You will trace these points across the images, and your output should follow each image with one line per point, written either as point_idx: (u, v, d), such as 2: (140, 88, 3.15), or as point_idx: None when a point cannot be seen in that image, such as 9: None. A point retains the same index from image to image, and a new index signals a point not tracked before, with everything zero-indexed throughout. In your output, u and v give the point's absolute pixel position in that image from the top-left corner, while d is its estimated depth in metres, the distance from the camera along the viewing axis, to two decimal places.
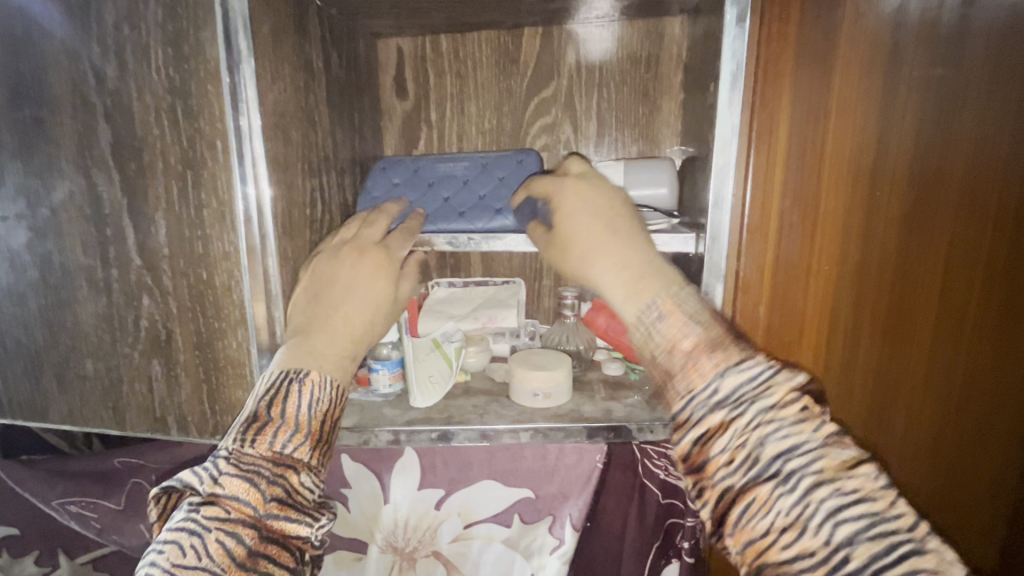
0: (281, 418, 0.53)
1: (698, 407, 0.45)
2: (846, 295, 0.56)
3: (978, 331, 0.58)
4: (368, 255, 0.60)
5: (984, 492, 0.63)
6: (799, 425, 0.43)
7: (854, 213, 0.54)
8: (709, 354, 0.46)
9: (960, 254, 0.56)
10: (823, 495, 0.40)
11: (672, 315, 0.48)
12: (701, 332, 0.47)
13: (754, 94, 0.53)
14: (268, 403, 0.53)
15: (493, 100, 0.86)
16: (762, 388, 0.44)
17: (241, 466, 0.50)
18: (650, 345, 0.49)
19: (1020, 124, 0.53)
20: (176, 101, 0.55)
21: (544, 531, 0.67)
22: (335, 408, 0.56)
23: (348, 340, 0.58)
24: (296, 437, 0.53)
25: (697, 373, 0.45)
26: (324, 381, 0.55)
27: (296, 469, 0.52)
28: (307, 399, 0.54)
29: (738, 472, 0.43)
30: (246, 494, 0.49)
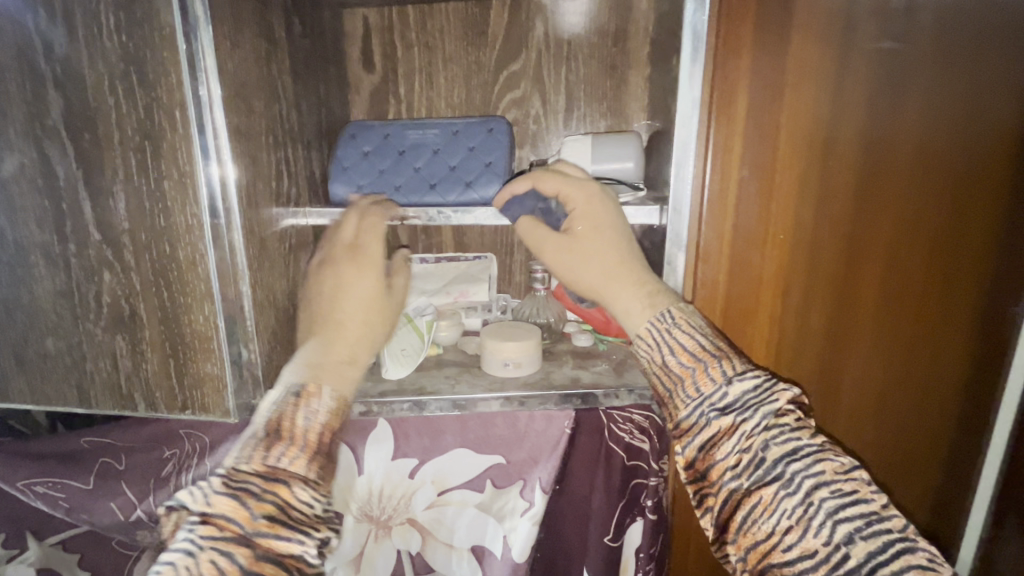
0: (277, 432, 0.50)
1: (708, 410, 0.49)
2: (800, 264, 0.59)
3: (918, 295, 0.62)
4: (346, 269, 0.62)
5: (922, 446, 0.67)
6: (797, 431, 0.47)
7: (807, 183, 0.57)
8: (716, 359, 0.51)
9: (904, 225, 0.59)
10: (824, 496, 0.45)
11: (681, 321, 0.54)
12: (711, 340, 0.52)
13: (715, 66, 0.54)
14: (269, 418, 0.51)
15: (462, 73, 0.85)
16: (764, 395, 0.49)
17: (233, 481, 0.46)
18: (659, 353, 0.53)
19: (961, 96, 0.56)
20: (130, 68, 0.53)
21: (515, 495, 0.69)
22: (334, 423, 0.53)
23: (347, 347, 0.58)
24: (290, 449, 0.49)
25: (706, 378, 0.50)
26: (320, 390, 0.53)
27: (291, 484, 0.47)
28: (306, 409, 0.52)
29: (743, 475, 0.47)
30: (235, 511, 0.44)
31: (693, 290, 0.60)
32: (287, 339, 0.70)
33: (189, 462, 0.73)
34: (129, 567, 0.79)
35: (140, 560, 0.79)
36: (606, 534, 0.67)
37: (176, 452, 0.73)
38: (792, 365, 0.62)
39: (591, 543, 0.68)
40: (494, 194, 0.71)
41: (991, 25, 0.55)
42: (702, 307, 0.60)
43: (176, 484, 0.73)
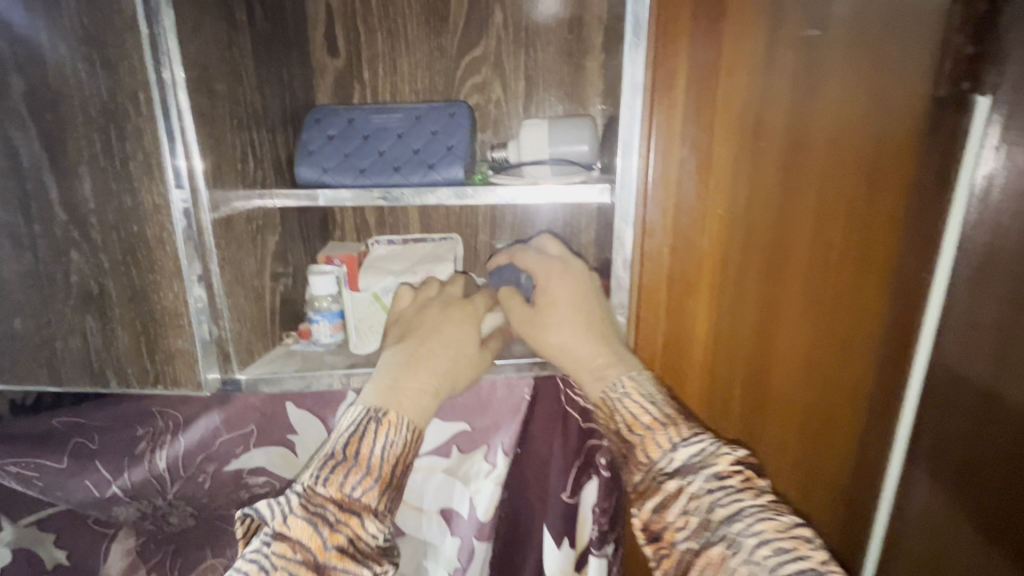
0: (355, 458, 0.55)
1: (658, 474, 0.56)
2: (734, 237, 0.64)
3: (846, 264, 0.67)
4: (455, 306, 0.67)
5: (853, 406, 0.72)
6: (740, 493, 0.53)
7: (740, 160, 0.61)
8: (663, 427, 0.58)
9: (828, 202, 0.64)
10: (764, 553, 0.48)
11: (632, 391, 0.60)
12: (659, 410, 0.59)
13: (654, 52, 0.59)
14: (351, 447, 0.56)
15: (424, 58, 0.88)
16: (706, 458, 0.55)
17: (310, 507, 0.53)
18: (616, 418, 0.60)
19: (878, 79, 0.61)
20: (92, 51, 0.54)
21: (480, 458, 0.74)
22: (406, 454, 0.58)
23: (432, 379, 0.62)
24: (365, 481, 0.55)
25: (654, 445, 0.57)
26: (400, 421, 0.58)
27: (361, 514, 0.54)
28: (380, 440, 0.57)
29: (693, 537, 0.53)
30: (309, 538, 0.52)
31: (639, 261, 0.65)
32: (257, 317, 0.73)
33: (162, 439, 0.75)
34: (106, 546, 0.81)
35: (117, 537, 0.81)
36: (563, 490, 0.72)
37: (149, 430, 0.75)
38: (730, 330, 0.67)
39: (551, 500, 0.73)
40: (456, 175, 0.73)
41: (902, 15, 0.60)
42: (648, 278, 0.65)
43: (150, 460, 0.76)
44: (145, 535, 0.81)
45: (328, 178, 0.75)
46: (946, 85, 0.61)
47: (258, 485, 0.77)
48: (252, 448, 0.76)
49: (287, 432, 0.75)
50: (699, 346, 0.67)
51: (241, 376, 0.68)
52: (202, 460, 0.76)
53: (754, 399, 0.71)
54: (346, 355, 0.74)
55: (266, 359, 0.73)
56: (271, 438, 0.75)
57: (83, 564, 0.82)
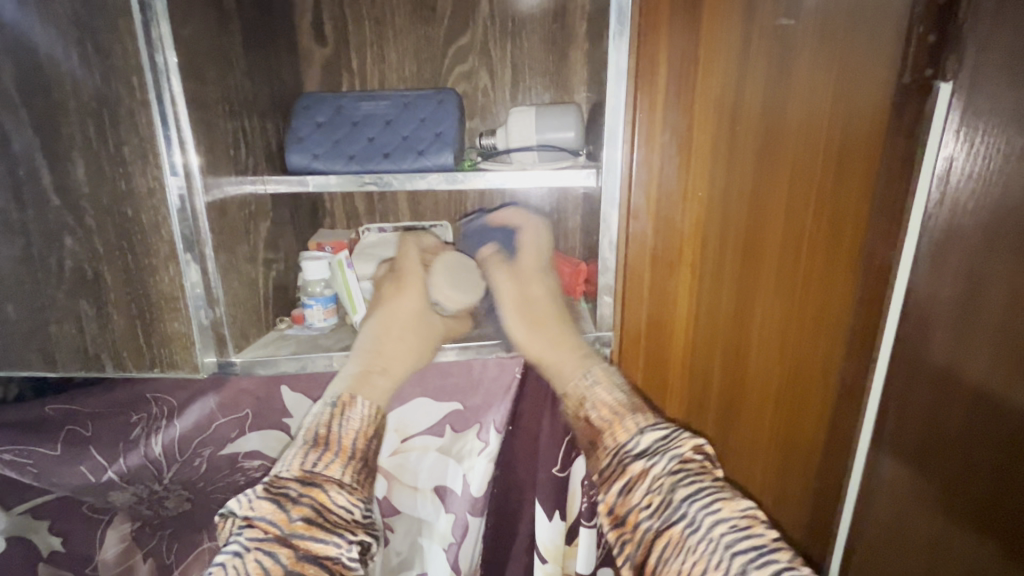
0: (314, 439, 0.59)
1: (625, 456, 0.58)
2: (714, 219, 0.67)
3: (818, 244, 0.70)
4: (388, 292, 0.71)
5: (824, 379, 0.76)
6: (700, 475, 0.55)
7: (719, 145, 0.64)
8: (631, 414, 0.60)
9: (802, 185, 0.68)
10: (722, 531, 0.51)
11: (602, 380, 0.64)
12: (621, 399, 0.62)
13: (638, 39, 0.61)
14: (314, 430, 0.60)
15: (412, 46, 0.89)
16: (671, 442, 0.57)
17: (274, 487, 0.55)
18: (583, 406, 0.63)
19: (847, 67, 0.64)
20: (84, 36, 0.55)
21: (473, 437, 0.76)
22: (366, 429, 0.62)
23: (382, 359, 0.66)
24: (325, 454, 0.59)
25: (622, 428, 0.59)
26: (354, 399, 0.63)
27: (325, 487, 0.57)
28: (343, 419, 0.61)
29: (655, 516, 0.54)
30: (275, 514, 0.53)
31: (623, 244, 0.67)
32: (251, 302, 0.74)
33: (157, 424, 0.76)
34: (100, 532, 0.82)
35: (112, 523, 0.82)
36: (554, 465, 0.74)
37: (144, 415, 0.75)
38: (710, 308, 0.70)
39: (542, 476, 0.75)
40: (445, 161, 0.75)
41: (871, 5, 0.63)
42: (633, 260, 0.68)
43: (146, 445, 0.76)
44: (141, 520, 0.82)
45: (319, 164, 0.76)
46: (911, 73, 0.65)
47: (254, 468, 0.79)
48: (247, 432, 0.77)
49: (282, 414, 0.76)
50: (681, 325, 0.70)
51: (237, 360, 0.69)
52: (197, 445, 0.77)
53: (733, 375, 0.74)
54: (340, 337, 0.76)
55: (259, 343, 0.74)
56: (266, 421, 0.76)
57: (78, 550, 0.83)
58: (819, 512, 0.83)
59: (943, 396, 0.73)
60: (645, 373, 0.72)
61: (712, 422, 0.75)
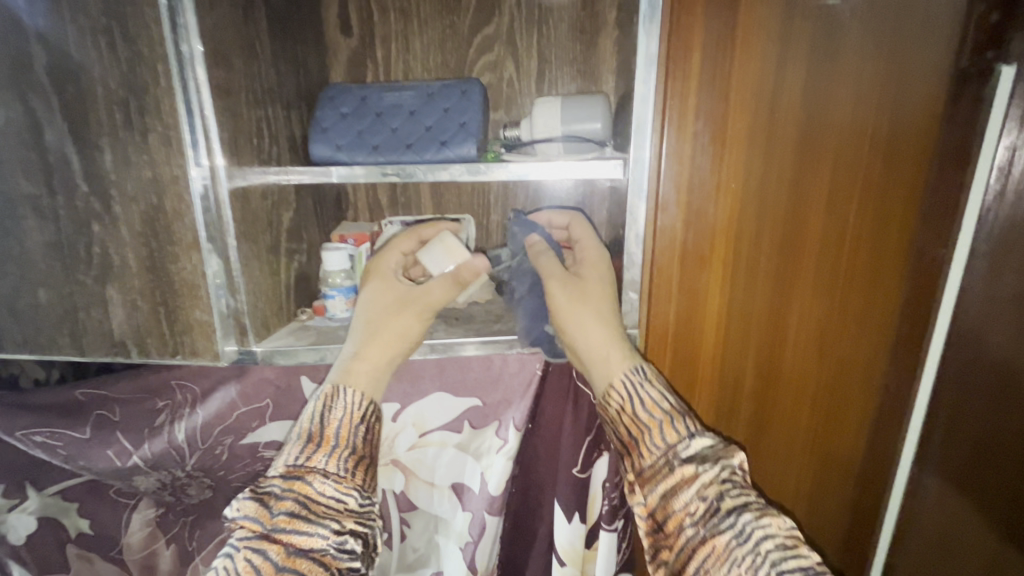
0: (304, 433, 0.58)
1: (672, 458, 0.56)
2: (748, 212, 0.63)
3: (859, 240, 0.66)
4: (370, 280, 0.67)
5: (862, 383, 0.72)
6: (746, 487, 0.54)
7: (756, 135, 0.61)
8: (681, 417, 0.58)
9: (847, 177, 0.63)
10: (769, 547, 0.50)
11: (649, 379, 0.60)
12: (668, 403, 0.59)
13: (671, 24, 0.58)
14: (307, 425, 0.59)
15: (437, 37, 0.88)
16: (719, 452, 0.56)
17: (258, 487, 0.55)
18: (629, 403, 0.59)
19: (896, 51, 0.60)
20: (113, 23, 0.55)
21: (491, 434, 0.74)
22: (353, 415, 0.60)
23: (364, 348, 0.63)
24: (309, 447, 0.57)
25: (672, 429, 0.57)
26: (338, 390, 0.60)
27: (308, 479, 0.56)
28: (329, 410, 0.60)
29: (701, 523, 0.53)
30: (258, 512, 0.53)
31: (652, 239, 0.64)
32: (273, 292, 0.74)
33: (181, 412, 0.77)
34: (126, 516, 0.84)
35: (137, 507, 0.83)
36: (574, 466, 0.72)
37: (169, 402, 0.77)
38: (742, 306, 0.67)
39: (562, 477, 0.73)
40: (468, 152, 0.73)
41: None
42: (661, 256, 0.65)
43: (169, 432, 0.77)
44: (165, 506, 0.83)
45: (342, 155, 0.75)
46: (969, 55, 0.60)
47: (273, 458, 0.79)
48: (267, 422, 0.77)
49: (301, 405, 0.76)
50: (711, 326, 0.67)
51: (257, 348, 0.69)
52: (218, 433, 0.78)
53: (767, 378, 0.70)
54: None
55: (280, 333, 0.74)
56: (286, 412, 0.77)
57: (106, 532, 0.85)
58: (855, 526, 0.79)
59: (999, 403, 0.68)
60: (672, 374, 0.69)
61: (745, 428, 0.72)
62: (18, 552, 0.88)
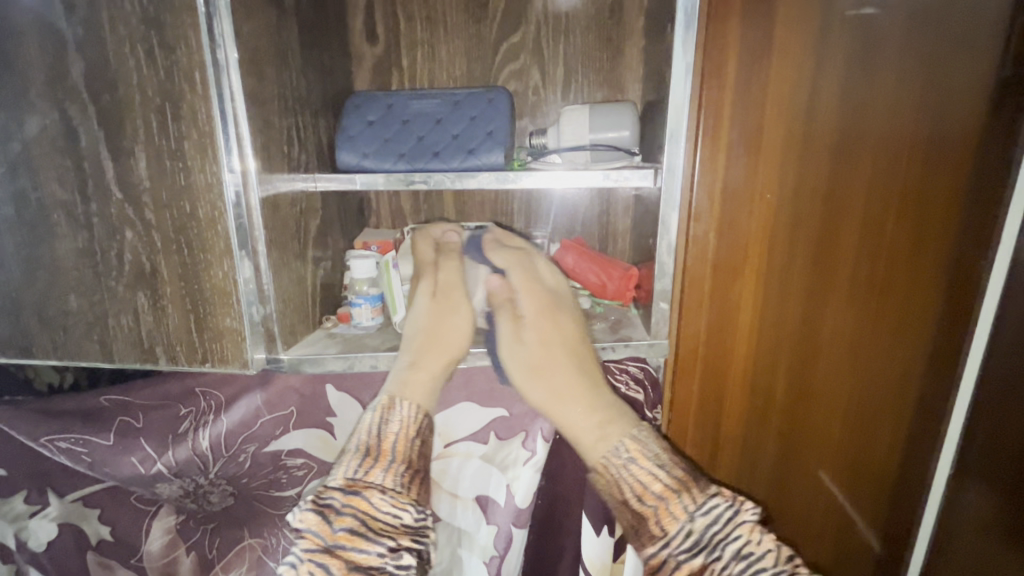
0: (368, 444, 0.59)
1: (677, 552, 0.50)
2: (782, 221, 0.62)
3: (894, 250, 0.65)
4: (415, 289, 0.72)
5: (896, 395, 0.70)
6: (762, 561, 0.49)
7: (791, 143, 0.60)
8: (677, 496, 0.52)
9: (883, 188, 0.63)
10: None
11: (638, 457, 0.55)
12: (660, 482, 0.53)
13: (706, 33, 0.58)
14: (364, 437, 0.59)
15: (463, 45, 0.88)
16: (724, 523, 0.50)
17: (320, 499, 0.54)
18: (622, 489, 0.54)
19: (935, 59, 0.59)
20: (152, 32, 0.56)
21: (518, 445, 0.73)
22: (409, 428, 0.61)
23: (420, 355, 0.66)
24: (367, 461, 0.57)
25: (669, 516, 0.51)
26: (394, 401, 0.62)
27: (368, 492, 0.55)
28: (385, 421, 0.60)
29: None
30: (320, 526, 0.53)
31: (684, 249, 0.64)
32: (299, 299, 0.74)
33: (205, 419, 0.77)
34: (146, 523, 0.83)
35: (158, 514, 0.83)
36: None
37: (193, 409, 0.77)
38: (775, 316, 0.66)
39: (590, 487, 0.72)
40: (496, 160, 0.73)
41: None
42: (693, 266, 0.64)
43: (193, 439, 0.77)
44: (186, 513, 0.83)
45: (369, 163, 0.75)
46: (1010, 65, 0.59)
47: (297, 466, 0.78)
48: (291, 430, 0.77)
49: (326, 413, 0.76)
50: (743, 337, 0.66)
51: (284, 356, 0.69)
52: (242, 441, 0.77)
53: (799, 389, 0.69)
54: (386, 337, 0.74)
55: (307, 340, 0.74)
56: (311, 419, 0.76)
57: (126, 540, 0.84)
58: (888, 543, 0.77)
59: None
60: (702, 384, 0.68)
61: (776, 439, 0.71)
62: (38, 558, 0.87)
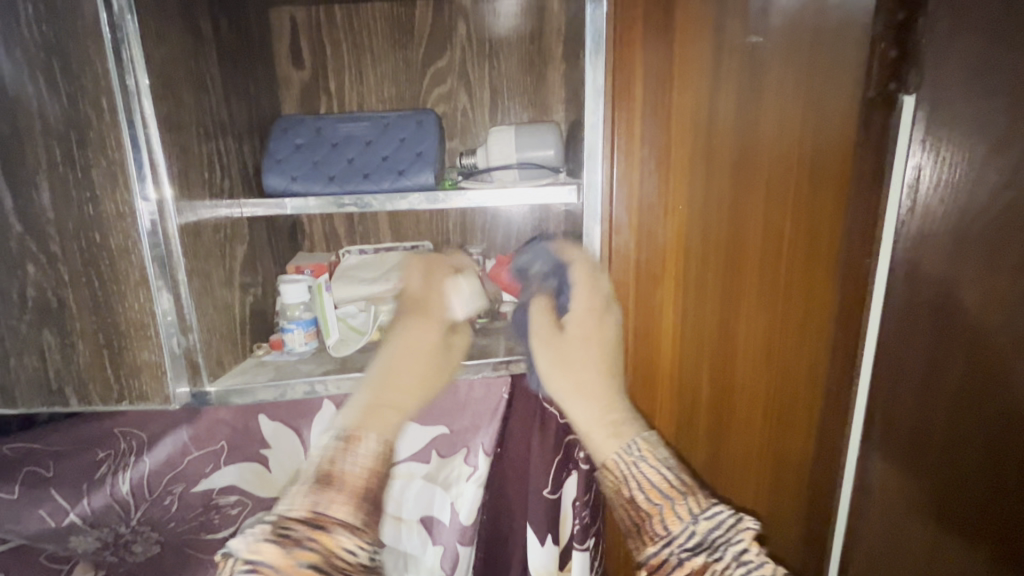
0: (353, 435, 0.50)
1: (677, 547, 0.46)
2: (694, 231, 0.67)
3: (793, 252, 0.71)
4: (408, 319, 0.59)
5: (806, 387, 0.76)
6: (767, 571, 0.44)
7: (696, 159, 0.65)
8: (682, 497, 0.48)
9: (779, 198, 0.69)
10: None
11: (647, 455, 0.51)
12: (675, 471, 0.50)
13: (614, 57, 0.62)
14: (327, 452, 0.48)
15: (390, 69, 0.90)
16: (729, 532, 0.46)
17: (278, 529, 0.43)
18: (627, 484, 0.50)
19: (812, 83, 0.66)
20: (52, 58, 0.54)
21: (460, 462, 0.74)
22: (381, 454, 0.49)
23: (395, 395, 0.54)
24: (336, 465, 0.47)
25: (674, 516, 0.48)
26: (357, 439, 0.49)
27: (332, 530, 0.44)
28: (351, 455, 0.48)
29: None
30: (278, 558, 0.41)
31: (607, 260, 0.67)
32: (227, 329, 0.71)
33: (126, 461, 0.72)
34: None
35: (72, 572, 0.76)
36: (545, 487, 0.72)
37: (111, 452, 0.71)
38: (693, 319, 0.70)
39: (532, 497, 0.73)
40: (426, 180, 0.74)
41: (833, 23, 0.65)
42: (616, 276, 0.67)
43: (112, 486, 0.72)
44: (105, 566, 0.76)
45: (297, 186, 0.75)
46: (875, 89, 0.66)
47: (230, 504, 0.75)
48: (222, 466, 0.74)
49: (259, 445, 0.74)
50: (666, 341, 0.70)
51: (211, 388, 0.66)
52: (168, 481, 0.73)
53: (721, 386, 0.74)
54: (320, 362, 0.73)
55: (235, 372, 0.72)
56: (244, 453, 0.74)
57: None
58: (813, 528, 0.82)
59: (928, 395, 0.72)
60: (633, 387, 0.71)
61: (702, 435, 0.75)
62: None
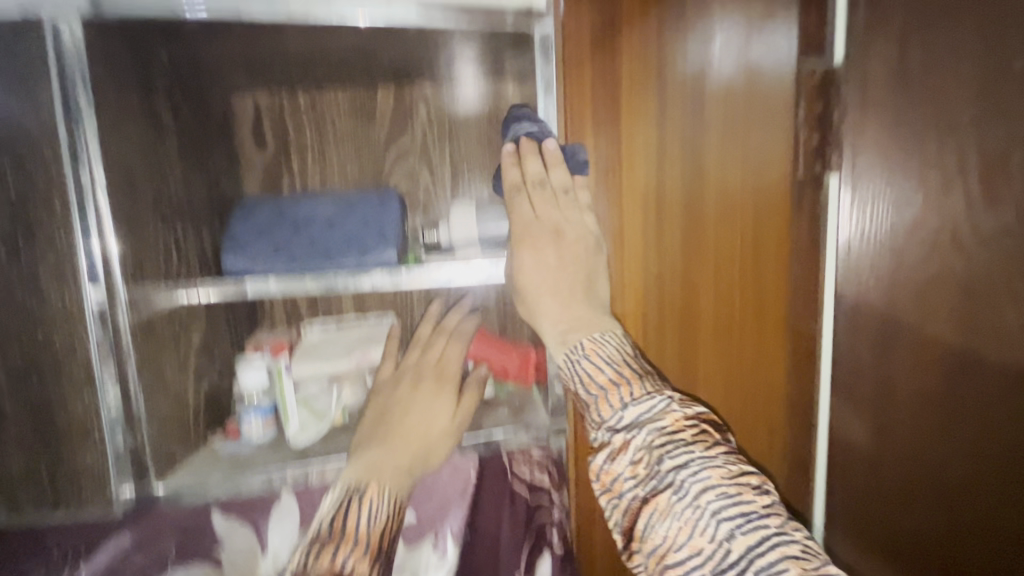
0: (342, 534, 0.58)
1: (617, 455, 0.54)
2: (650, 298, 0.66)
3: (747, 319, 0.70)
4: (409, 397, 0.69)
5: (769, 455, 0.74)
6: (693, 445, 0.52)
7: (648, 225, 0.65)
8: (617, 387, 0.56)
9: (725, 265, 0.68)
10: (709, 497, 0.49)
11: (590, 353, 0.57)
12: (611, 368, 0.57)
13: (564, 118, 0.62)
14: (326, 522, 0.59)
15: (353, 148, 0.92)
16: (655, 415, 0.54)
17: None
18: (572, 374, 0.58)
19: (755, 154, 0.67)
20: (6, 163, 0.55)
21: (428, 548, 0.75)
22: (389, 526, 0.62)
23: (400, 458, 0.65)
24: (333, 543, 0.57)
25: (607, 404, 0.56)
26: (378, 494, 0.61)
27: None
28: (360, 510, 0.60)
29: (640, 485, 0.53)
30: None
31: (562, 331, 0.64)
32: (180, 421, 0.68)
33: (61, 569, 0.68)
34: None
35: None
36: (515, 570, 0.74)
37: (43, 562, 0.68)
38: None
39: None
40: (389, 257, 0.74)
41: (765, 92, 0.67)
42: None
43: None
44: None
45: (255, 266, 0.73)
46: (802, 168, 0.68)
47: None
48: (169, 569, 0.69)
49: (212, 542, 0.70)
50: None
51: (160, 488, 0.63)
52: None
53: None
54: (279, 452, 0.70)
55: (189, 465, 0.68)
56: (194, 552, 0.70)
57: None
58: None
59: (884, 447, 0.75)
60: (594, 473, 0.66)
61: None
62: None
